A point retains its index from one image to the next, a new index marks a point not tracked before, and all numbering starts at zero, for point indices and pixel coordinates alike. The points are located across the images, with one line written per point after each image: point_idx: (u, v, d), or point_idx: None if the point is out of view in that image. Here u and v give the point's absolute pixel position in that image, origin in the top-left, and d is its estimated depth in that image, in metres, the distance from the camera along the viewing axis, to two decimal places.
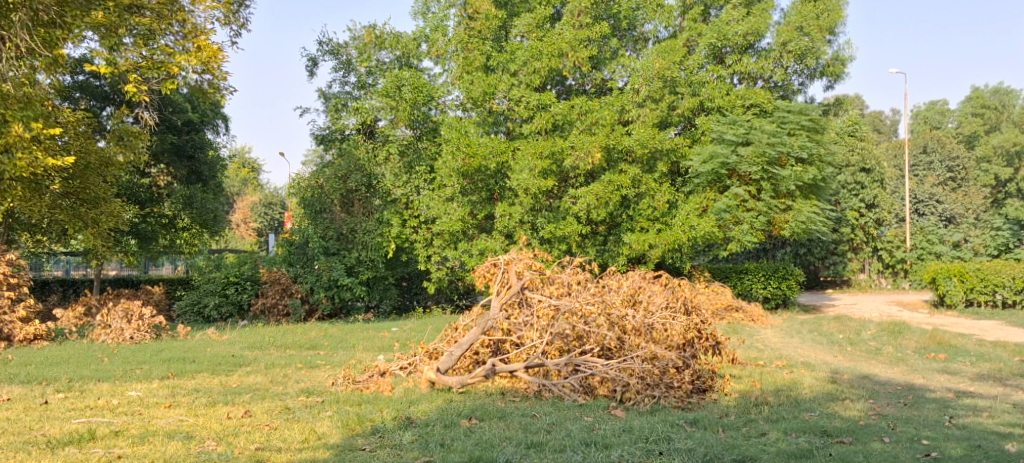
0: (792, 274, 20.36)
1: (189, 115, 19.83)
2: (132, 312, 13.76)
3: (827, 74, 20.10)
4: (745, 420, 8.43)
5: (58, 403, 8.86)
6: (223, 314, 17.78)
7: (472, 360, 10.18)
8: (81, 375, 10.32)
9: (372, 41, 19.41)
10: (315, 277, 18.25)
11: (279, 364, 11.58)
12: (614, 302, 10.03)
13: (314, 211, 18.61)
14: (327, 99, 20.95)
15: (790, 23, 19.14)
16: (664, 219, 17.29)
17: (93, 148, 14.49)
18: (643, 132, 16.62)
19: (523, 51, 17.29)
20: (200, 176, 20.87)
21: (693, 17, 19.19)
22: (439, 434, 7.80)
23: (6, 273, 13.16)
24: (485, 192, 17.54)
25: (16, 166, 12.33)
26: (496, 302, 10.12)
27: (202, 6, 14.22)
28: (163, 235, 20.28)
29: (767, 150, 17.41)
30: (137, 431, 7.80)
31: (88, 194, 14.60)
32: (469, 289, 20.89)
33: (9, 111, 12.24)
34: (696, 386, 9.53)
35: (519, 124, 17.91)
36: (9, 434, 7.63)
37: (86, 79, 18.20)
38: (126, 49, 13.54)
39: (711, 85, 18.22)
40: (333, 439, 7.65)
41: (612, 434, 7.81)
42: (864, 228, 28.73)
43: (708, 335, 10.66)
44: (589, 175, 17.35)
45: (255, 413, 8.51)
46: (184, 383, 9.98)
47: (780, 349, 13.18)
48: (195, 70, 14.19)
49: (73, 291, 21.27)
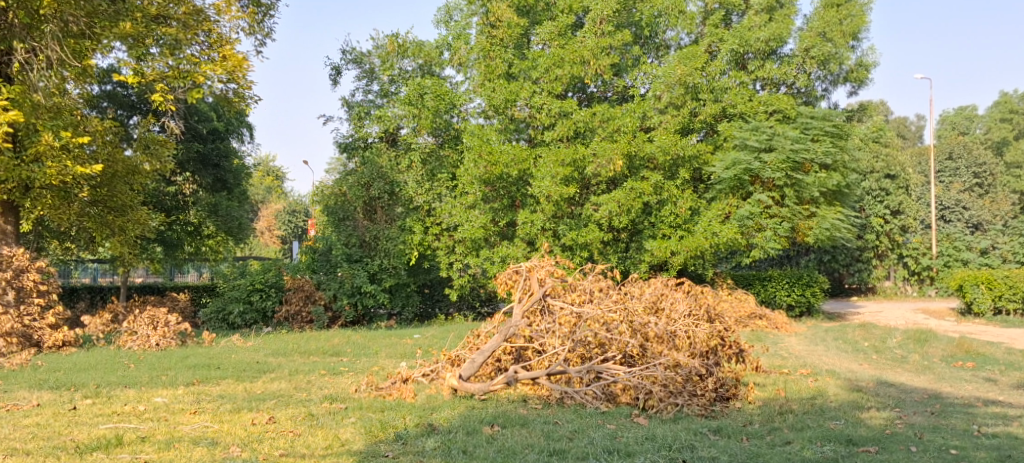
0: (816, 282, 20.19)
1: (215, 124, 20.12)
2: (158, 319, 13.92)
3: (850, 79, 20.06)
4: (770, 428, 8.38)
5: (86, 408, 8.98)
6: (247, 321, 17.89)
7: (494, 367, 10.17)
8: (109, 381, 10.45)
9: (395, 50, 19.54)
10: (338, 284, 18.42)
11: (303, 371, 11.65)
12: (636, 309, 10.02)
13: (337, 219, 18.80)
14: (350, 107, 21.06)
15: (813, 29, 19.15)
16: (686, 226, 17.24)
17: (119, 157, 14.46)
18: (665, 139, 16.61)
19: (545, 59, 17.35)
20: (226, 184, 21.09)
21: (714, 22, 19.01)
22: (461, 440, 7.82)
23: (36, 281, 13.28)
24: (507, 198, 17.52)
25: (45, 175, 12.62)
26: (518, 309, 10.10)
27: (227, 17, 14.54)
28: (188, 242, 20.52)
29: (790, 157, 17.33)
30: (162, 436, 7.89)
31: (116, 201, 14.68)
32: (490, 296, 20.93)
33: (40, 121, 12.61)
34: (720, 395, 9.49)
35: (540, 131, 17.89)
36: (40, 439, 7.76)
37: (114, 88, 18.47)
38: (152, 59, 13.77)
39: (732, 92, 18.25)
40: (357, 445, 7.69)
41: (635, 442, 7.79)
42: (889, 234, 28.40)
43: (731, 343, 10.60)
44: (611, 182, 17.29)
45: (280, 419, 8.58)
46: (209, 390, 10.08)
47: (804, 357, 13.04)
48: (221, 79, 14.32)
49: (101, 298, 21.52)
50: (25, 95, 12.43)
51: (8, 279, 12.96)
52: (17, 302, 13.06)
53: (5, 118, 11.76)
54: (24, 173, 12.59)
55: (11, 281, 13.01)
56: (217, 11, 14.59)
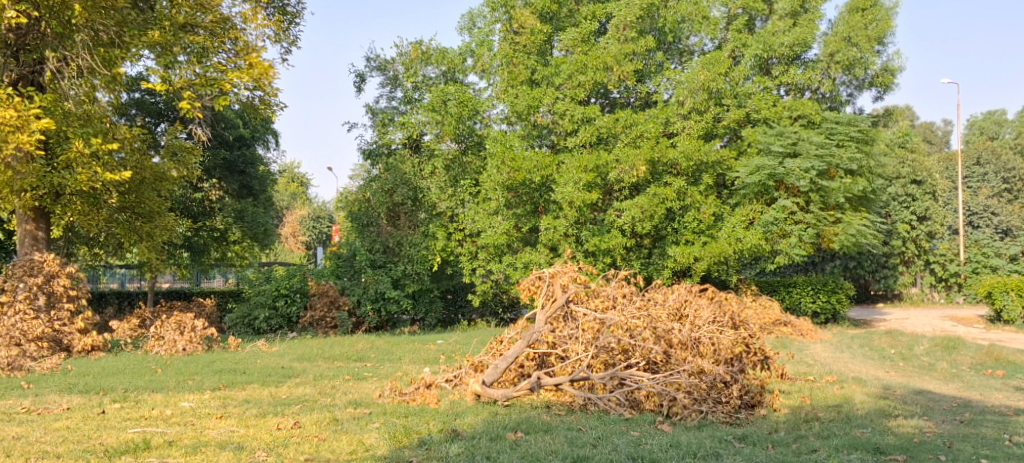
0: (841, 288, 20.09)
1: (241, 131, 20.35)
2: (184, 324, 14.09)
3: (876, 84, 19.87)
4: (796, 436, 8.32)
5: (114, 412, 9.09)
6: (271, 327, 17.98)
7: (517, 373, 10.15)
8: (137, 385, 10.57)
9: (418, 57, 19.66)
10: (362, 289, 18.59)
11: (327, 376, 11.73)
12: (660, 316, 10.00)
13: (361, 225, 19.18)
14: (374, 114, 21.19)
15: (837, 33, 19.03)
16: (709, 232, 17.14)
17: (148, 164, 14.61)
18: (689, 145, 16.57)
19: (568, 65, 17.36)
20: (251, 190, 21.37)
21: (738, 28, 18.94)
22: (485, 446, 7.83)
23: (67, 286, 13.48)
24: (530, 204, 17.52)
25: (76, 181, 12.72)
26: (541, 315, 10.09)
27: (253, 25, 14.78)
28: (215, 248, 20.50)
29: (814, 163, 17.23)
30: (189, 441, 7.97)
31: (143, 208, 14.86)
32: (513, 302, 20.91)
33: (70, 129, 12.76)
34: (745, 402, 9.45)
35: (563, 137, 17.90)
36: (71, 442, 7.87)
37: (142, 96, 18.73)
38: (180, 67, 13.72)
39: (756, 97, 18.25)
40: (381, 450, 7.73)
41: (659, 449, 7.76)
42: (916, 240, 28.09)
43: (756, 350, 10.56)
44: (634, 188, 17.23)
45: (305, 424, 8.64)
46: (235, 394, 10.16)
47: (830, 365, 12.92)
48: (247, 86, 14.65)
49: (129, 303, 21.77)
50: (57, 104, 12.72)
51: (38, 285, 13.15)
52: (48, 307, 13.20)
53: (39, 125, 11.91)
54: (55, 180, 12.75)
55: (42, 286, 13.19)
56: (244, 19, 14.85)
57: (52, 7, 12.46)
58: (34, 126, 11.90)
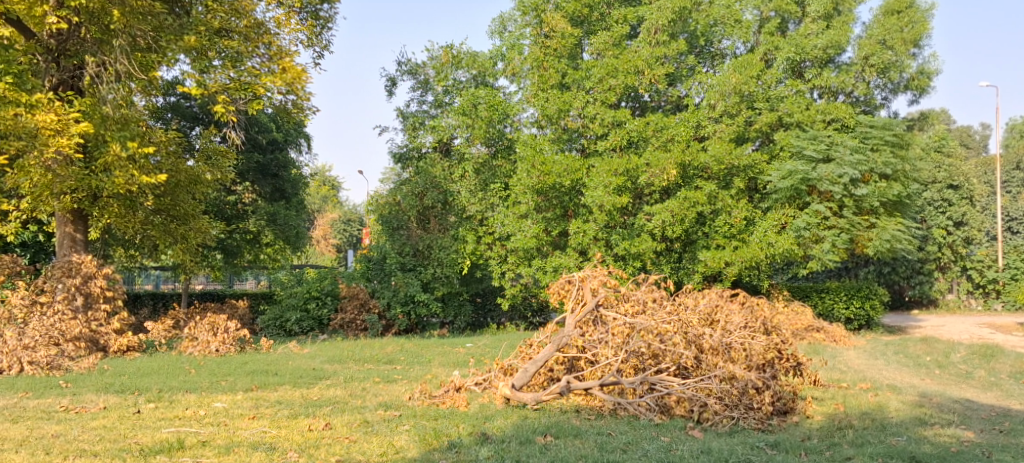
0: (875, 294, 19.79)
1: (274, 135, 20.60)
2: (218, 325, 14.23)
3: (911, 87, 19.62)
4: (829, 444, 8.22)
5: (150, 412, 9.22)
6: (303, 328, 18.30)
7: (547, 377, 10.12)
8: (171, 385, 10.70)
9: (449, 61, 19.70)
10: (392, 292, 18.67)
11: (358, 378, 11.79)
12: (691, 321, 9.94)
13: (392, 228, 19.18)
14: (405, 118, 21.26)
15: (872, 36, 18.80)
16: (741, 236, 16.99)
17: (182, 167, 14.68)
18: (720, 149, 16.44)
19: (599, 69, 17.31)
20: (284, 194, 21.57)
21: (770, 30, 18.75)
22: (515, 450, 7.83)
23: (103, 287, 13.68)
24: (560, 208, 17.45)
25: (113, 184, 12.90)
26: (570, 319, 10.05)
27: (286, 29, 14.96)
28: (248, 251, 20.76)
29: (848, 169, 17.07)
30: (223, 441, 8.05)
31: (178, 210, 15.06)
32: (542, 306, 20.88)
33: (109, 132, 12.86)
34: (778, 408, 9.38)
35: (593, 141, 17.82)
36: (107, 441, 7.99)
37: (178, 100, 19.01)
38: (215, 71, 14.02)
39: (789, 100, 17.95)
40: (411, 453, 7.75)
41: (690, 455, 7.70)
42: (952, 246, 27.66)
43: (789, 356, 10.46)
44: (664, 192, 17.12)
45: (336, 426, 8.70)
46: (266, 395, 10.27)
47: (864, 371, 12.76)
48: (280, 91, 14.78)
49: (163, 304, 22.08)
50: (96, 107, 12.85)
51: (77, 285, 13.36)
52: (85, 308, 13.44)
53: (77, 129, 12.04)
54: (94, 183, 12.92)
55: (80, 287, 13.40)
56: (278, 24, 15.01)
57: (92, 13, 12.75)
58: (74, 129, 12.08)
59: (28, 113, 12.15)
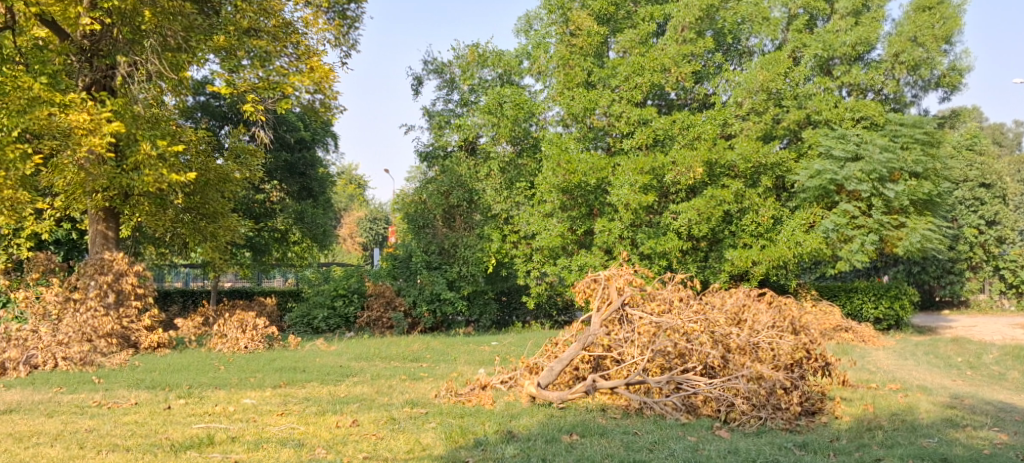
0: (905, 294, 19.49)
1: (302, 133, 20.79)
2: (246, 322, 14.37)
3: (942, 85, 19.36)
4: (858, 445, 8.14)
5: (180, 408, 9.34)
6: (330, 326, 18.35)
7: (572, 376, 10.13)
8: (200, 382, 10.84)
9: (475, 59, 19.72)
10: (418, 290, 18.79)
11: (384, 376, 11.86)
12: (718, 320, 9.87)
13: (418, 226, 19.42)
14: (431, 117, 21.34)
15: (902, 33, 18.56)
16: (768, 235, 16.88)
17: (212, 166, 15.00)
18: (747, 147, 16.34)
19: (625, 67, 17.24)
20: (312, 192, 21.74)
21: (799, 27, 18.57)
22: (541, 449, 7.83)
23: (135, 284, 13.84)
24: (585, 207, 17.37)
25: (143, 182, 12.95)
26: (596, 318, 10.04)
27: (314, 29, 15.10)
28: (276, 248, 21.05)
29: (878, 167, 16.84)
30: (252, 437, 8.13)
31: (208, 209, 15.24)
32: (567, 305, 20.85)
33: (139, 131, 13.02)
34: (806, 409, 9.31)
35: (619, 139, 17.74)
36: (139, 437, 8.10)
37: (207, 99, 19.20)
38: (244, 70, 14.33)
39: (817, 98, 17.81)
40: (438, 450, 7.78)
41: (717, 455, 7.66)
42: (983, 246, 27.22)
43: (817, 356, 10.36)
44: (690, 191, 17.04)
45: (363, 423, 8.76)
46: (295, 392, 10.36)
47: (892, 372, 12.64)
48: (308, 90, 14.94)
49: (193, 302, 22.34)
50: (127, 107, 12.97)
51: (109, 283, 13.55)
52: (117, 305, 13.65)
53: (109, 129, 12.13)
54: (124, 182, 13.02)
55: (112, 284, 13.58)
56: (305, 24, 15.16)
57: (124, 14, 12.96)
58: (105, 129, 12.16)
59: (62, 113, 12.33)
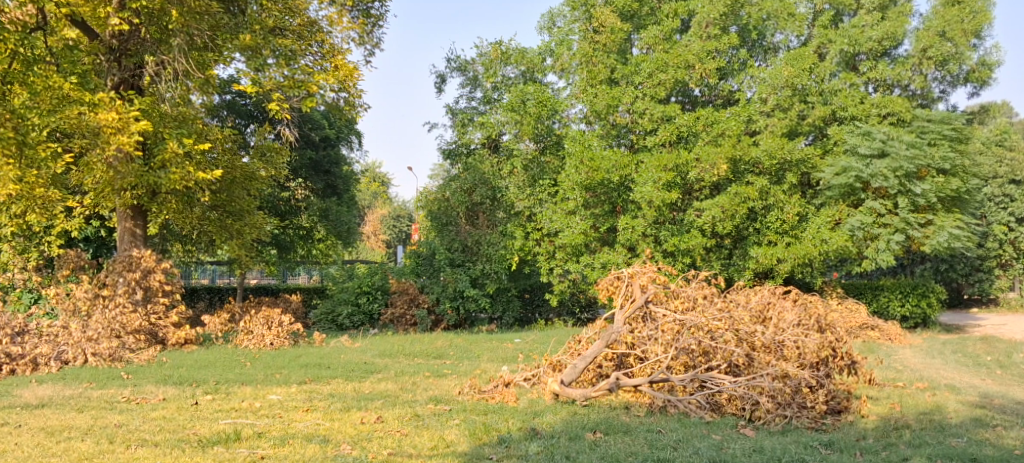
0: (933, 292, 19.25)
1: (327, 131, 20.94)
2: (272, 319, 14.50)
3: (971, 80, 19.12)
4: (885, 444, 8.07)
5: (207, 404, 9.44)
6: (354, 322, 18.65)
7: (596, 373, 10.14)
8: (227, 378, 10.95)
9: (498, 57, 19.71)
10: (441, 288, 18.81)
11: (408, 373, 11.91)
12: (743, 318, 9.82)
13: (441, 224, 19.42)
14: (454, 114, 21.41)
15: (931, 28, 18.34)
16: (794, 232, 16.74)
17: (238, 164, 15.17)
18: (772, 144, 16.27)
19: (649, 63, 17.17)
20: (336, 190, 21.90)
21: (824, 23, 18.46)
22: (564, 446, 7.83)
23: (162, 281, 13.99)
24: (608, 204, 17.27)
25: (170, 180, 13.07)
26: (619, 316, 10.03)
27: (338, 28, 15.19)
28: (301, 246, 21.25)
29: (905, 164, 16.65)
30: (278, 433, 8.21)
31: (234, 206, 15.39)
32: (591, 302, 20.82)
33: (166, 130, 13.17)
34: (832, 407, 9.24)
35: (642, 136, 17.65)
36: (166, 432, 8.19)
37: (234, 98, 19.37)
38: (270, 69, 14.18)
39: (843, 94, 17.67)
40: (462, 447, 7.81)
41: (742, 454, 7.62)
42: (1014, 243, 26.73)
43: (843, 354, 10.27)
44: (714, 188, 16.95)
45: (387, 419, 8.80)
46: (320, 388, 10.44)
47: (920, 371, 12.50)
48: (333, 88, 15.03)
49: (219, 298, 22.56)
50: (154, 106, 13.11)
51: (137, 280, 13.71)
52: (145, 301, 13.80)
53: (137, 127, 12.29)
54: (152, 180, 13.15)
55: (139, 281, 13.74)
56: (330, 22, 15.25)
57: (152, 14, 13.20)
58: (133, 128, 12.30)
59: (91, 112, 12.44)
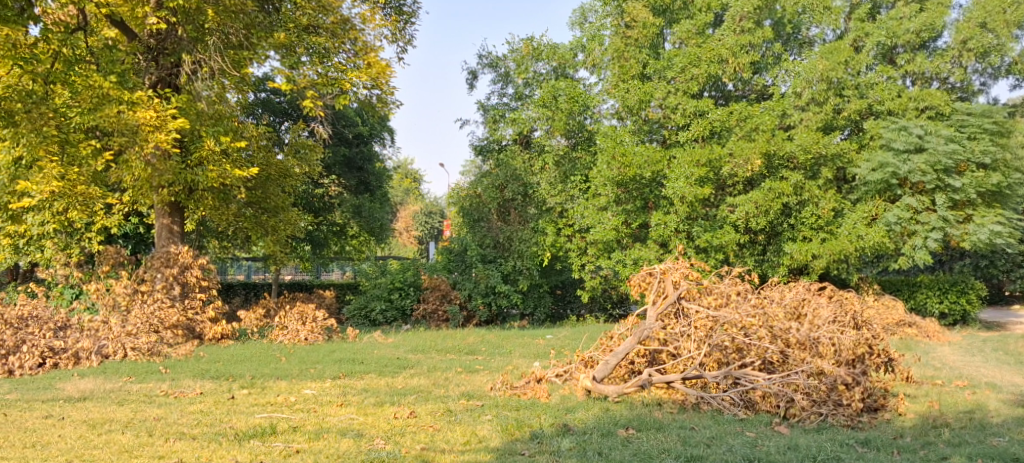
0: (972, 288, 18.87)
1: (360, 128, 21.10)
2: (307, 314, 14.69)
3: (1013, 72, 18.65)
4: (923, 442, 7.95)
5: (243, 398, 9.57)
6: (387, 318, 18.66)
7: (628, 370, 10.13)
8: (262, 372, 11.09)
9: (529, 53, 19.70)
10: (473, 284, 18.89)
11: (441, 368, 11.97)
12: (777, 314, 9.72)
13: (472, 220, 19.32)
14: (485, 111, 21.45)
15: (971, 19, 17.91)
16: (829, 228, 16.54)
17: (273, 161, 15.45)
18: (807, 138, 16.05)
19: (681, 58, 17.06)
20: (369, 186, 22.10)
21: (861, 16, 18.21)
22: (597, 442, 7.83)
23: (199, 277, 14.20)
24: (640, 200, 17.17)
25: (207, 178, 13.40)
26: (651, 312, 10.01)
27: (370, 24, 15.30)
28: (334, 242, 21.33)
29: (943, 159, 16.32)
30: (312, 427, 8.30)
31: (269, 203, 15.61)
32: (622, 298, 20.75)
33: (203, 127, 13.40)
34: (868, 405, 9.13)
35: (674, 132, 17.52)
36: (205, 425, 8.33)
37: (268, 96, 19.62)
38: (304, 67, 14.47)
39: (880, 87, 17.44)
40: (495, 442, 7.84)
41: (776, 451, 7.57)
42: None
43: (880, 351, 10.13)
44: (748, 183, 16.78)
45: (420, 414, 8.87)
46: (353, 383, 10.54)
47: (959, 369, 12.28)
48: (366, 85, 15.02)
49: (254, 294, 22.85)
50: (191, 104, 13.31)
51: (174, 275, 13.93)
52: (182, 297, 14.00)
53: (175, 125, 12.60)
54: (189, 177, 13.42)
55: (177, 276, 13.96)
56: (362, 20, 15.36)
57: (188, 12, 13.22)
58: (171, 126, 12.58)
59: (130, 110, 12.58)
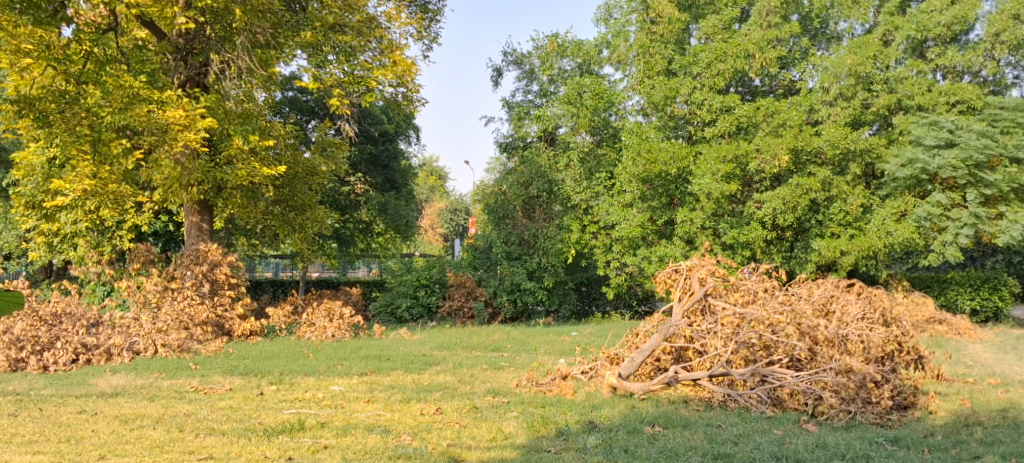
0: (1005, 285, 18.59)
1: (386, 126, 21.19)
2: (335, 311, 14.83)
3: None
4: (955, 441, 7.85)
5: (272, 394, 9.67)
6: (412, 315, 18.46)
7: (654, 367, 10.10)
8: (290, 368, 11.20)
9: (554, 50, 19.70)
10: (498, 281, 19.04)
11: (466, 365, 12.00)
12: (805, 311, 9.64)
13: (497, 218, 19.57)
14: (510, 107, 21.42)
15: (1004, 11, 17.53)
16: (858, 224, 16.37)
17: (300, 160, 15.61)
18: (835, 133, 15.87)
19: (707, 53, 16.93)
20: (394, 184, 22.20)
21: (890, 10, 18.07)
22: (622, 439, 7.82)
23: (227, 274, 14.36)
24: (666, 197, 17.15)
25: (236, 176, 13.56)
26: (677, 309, 9.99)
27: (396, 22, 15.36)
28: (360, 240, 21.42)
29: (974, 154, 16.02)
30: (340, 423, 8.37)
31: (296, 201, 15.76)
32: (647, 295, 20.68)
33: (231, 126, 13.56)
34: (897, 402, 9.04)
35: (700, 127, 17.42)
36: (234, 421, 8.42)
37: (296, 94, 19.81)
38: (331, 66, 14.61)
39: (909, 82, 17.24)
40: (520, 439, 7.86)
41: (804, 449, 7.51)
42: None
43: (911, 348, 10.00)
44: (775, 179, 16.62)
45: (446, 410, 8.91)
46: (380, 380, 10.60)
47: (992, 366, 12.09)
48: (391, 83, 15.27)
49: (282, 291, 23.05)
50: (219, 103, 13.46)
51: (203, 273, 14.10)
52: (211, 294, 14.15)
53: (204, 124, 12.70)
54: (218, 175, 13.61)
55: (206, 274, 14.13)
56: (388, 18, 15.46)
57: (216, 13, 13.38)
58: (200, 125, 12.68)
59: (159, 109, 12.77)
